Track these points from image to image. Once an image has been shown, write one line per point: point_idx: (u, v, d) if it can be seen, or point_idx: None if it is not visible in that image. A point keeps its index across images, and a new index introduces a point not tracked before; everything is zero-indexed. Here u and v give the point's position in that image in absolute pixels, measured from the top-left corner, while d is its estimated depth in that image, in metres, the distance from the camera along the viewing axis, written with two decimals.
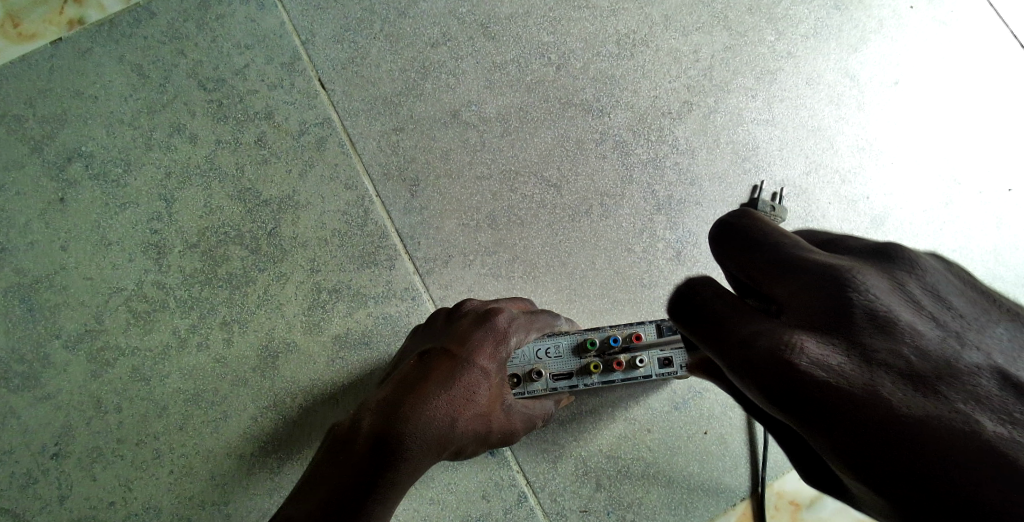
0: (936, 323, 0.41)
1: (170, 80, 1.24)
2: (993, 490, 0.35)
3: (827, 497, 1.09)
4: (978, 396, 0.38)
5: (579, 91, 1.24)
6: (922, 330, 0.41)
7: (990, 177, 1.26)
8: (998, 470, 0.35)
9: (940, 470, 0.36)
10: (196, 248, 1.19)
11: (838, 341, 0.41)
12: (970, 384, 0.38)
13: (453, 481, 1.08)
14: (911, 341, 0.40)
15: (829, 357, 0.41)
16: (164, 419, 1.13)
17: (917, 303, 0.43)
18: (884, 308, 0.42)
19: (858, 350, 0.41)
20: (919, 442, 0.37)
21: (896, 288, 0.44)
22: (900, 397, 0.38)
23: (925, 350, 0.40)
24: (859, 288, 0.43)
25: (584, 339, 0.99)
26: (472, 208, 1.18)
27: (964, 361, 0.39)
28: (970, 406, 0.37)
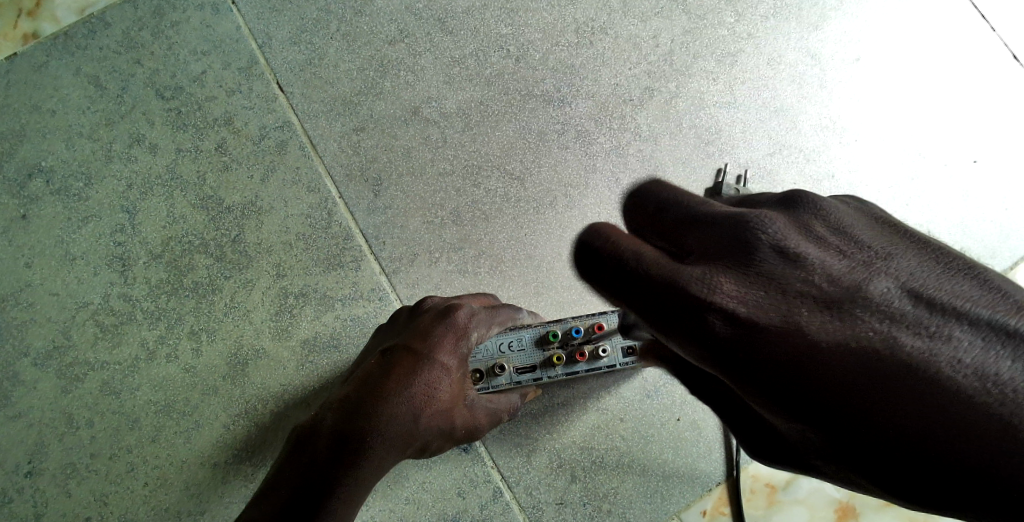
0: (849, 253, 0.42)
1: (128, 90, 1.23)
2: (932, 425, 0.35)
3: (802, 477, 1.09)
4: (892, 315, 0.38)
5: (540, 82, 1.23)
6: (830, 263, 0.42)
7: (956, 150, 1.26)
8: (934, 402, 0.35)
9: (883, 414, 0.36)
10: (161, 259, 1.18)
11: (744, 277, 0.43)
12: (882, 304, 0.39)
13: (428, 480, 1.07)
14: (818, 265, 0.42)
15: (731, 291, 0.42)
16: (136, 432, 1.12)
17: (828, 235, 0.44)
18: (792, 242, 0.43)
19: (766, 280, 0.42)
20: (881, 388, 0.37)
21: (807, 229, 0.45)
22: (819, 328, 0.39)
23: (838, 278, 0.41)
24: (760, 227, 0.44)
25: (546, 331, 0.98)
26: (436, 205, 1.18)
27: (874, 285, 0.40)
28: (893, 328, 0.38)
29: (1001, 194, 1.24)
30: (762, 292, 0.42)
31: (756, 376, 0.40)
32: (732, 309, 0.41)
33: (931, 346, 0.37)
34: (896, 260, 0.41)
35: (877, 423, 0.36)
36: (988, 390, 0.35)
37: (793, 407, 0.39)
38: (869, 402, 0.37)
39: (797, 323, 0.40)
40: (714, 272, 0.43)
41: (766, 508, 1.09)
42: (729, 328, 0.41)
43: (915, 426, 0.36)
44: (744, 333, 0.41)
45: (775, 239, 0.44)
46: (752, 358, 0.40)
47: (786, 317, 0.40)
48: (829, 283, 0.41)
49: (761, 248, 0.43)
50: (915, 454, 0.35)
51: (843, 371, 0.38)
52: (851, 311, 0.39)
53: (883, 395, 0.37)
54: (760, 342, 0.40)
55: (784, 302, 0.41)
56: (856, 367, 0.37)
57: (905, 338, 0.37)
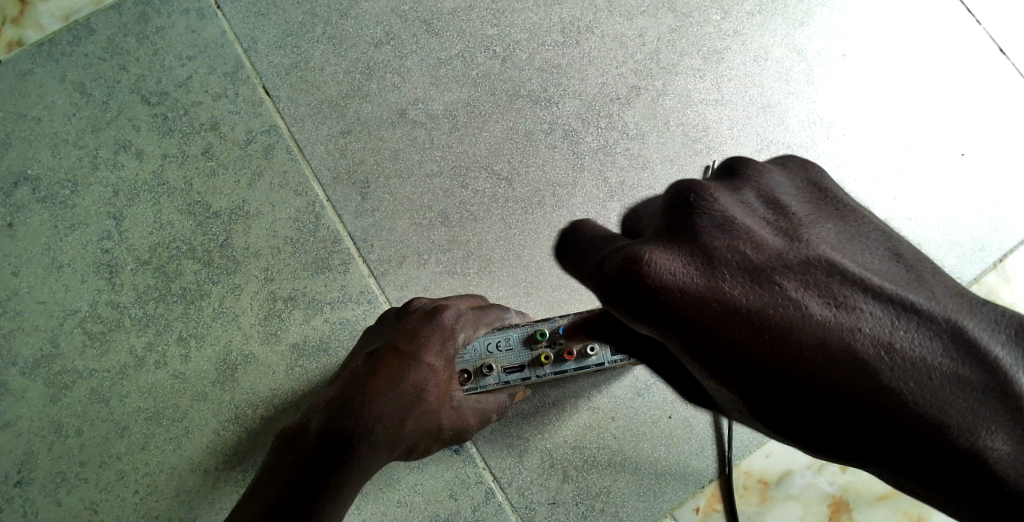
0: (777, 223, 0.42)
1: (113, 97, 1.22)
2: (876, 409, 0.37)
3: (795, 474, 1.09)
4: (810, 282, 0.39)
5: (526, 82, 1.23)
6: (760, 230, 0.42)
7: (944, 142, 1.26)
8: (868, 387, 0.37)
9: (834, 402, 0.37)
10: (148, 265, 1.17)
11: (684, 247, 0.42)
12: (802, 271, 0.39)
13: (419, 482, 1.07)
14: (750, 237, 0.41)
15: (672, 263, 0.41)
16: (126, 439, 1.12)
17: (757, 207, 0.43)
18: (728, 213, 0.43)
19: (704, 250, 0.41)
20: (830, 375, 0.37)
21: (738, 199, 0.44)
22: (750, 300, 0.39)
23: (763, 244, 0.41)
24: (703, 199, 0.43)
25: (534, 331, 0.97)
26: (424, 207, 1.18)
27: (797, 253, 0.40)
28: (811, 299, 0.39)
29: (989, 186, 1.25)
30: (701, 266, 0.41)
31: (712, 357, 0.40)
32: (674, 281, 0.40)
33: (839, 317, 0.38)
34: (817, 229, 0.42)
35: (831, 398, 0.37)
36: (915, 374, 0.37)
37: (739, 381, 0.40)
38: (822, 380, 0.37)
39: (733, 295, 0.39)
40: (654, 250, 0.42)
41: (759, 504, 1.08)
42: (674, 300, 0.40)
43: (866, 415, 0.37)
44: (685, 305, 0.40)
45: (712, 213, 0.43)
46: (702, 335, 0.40)
47: (719, 291, 0.40)
48: (759, 251, 0.40)
49: (703, 219, 0.42)
50: (878, 439, 0.37)
51: (788, 346, 0.38)
52: (775, 280, 0.39)
53: (850, 386, 0.37)
54: (702, 312, 0.40)
55: (720, 274, 0.40)
56: (798, 342, 0.38)
57: (821, 308, 0.38)
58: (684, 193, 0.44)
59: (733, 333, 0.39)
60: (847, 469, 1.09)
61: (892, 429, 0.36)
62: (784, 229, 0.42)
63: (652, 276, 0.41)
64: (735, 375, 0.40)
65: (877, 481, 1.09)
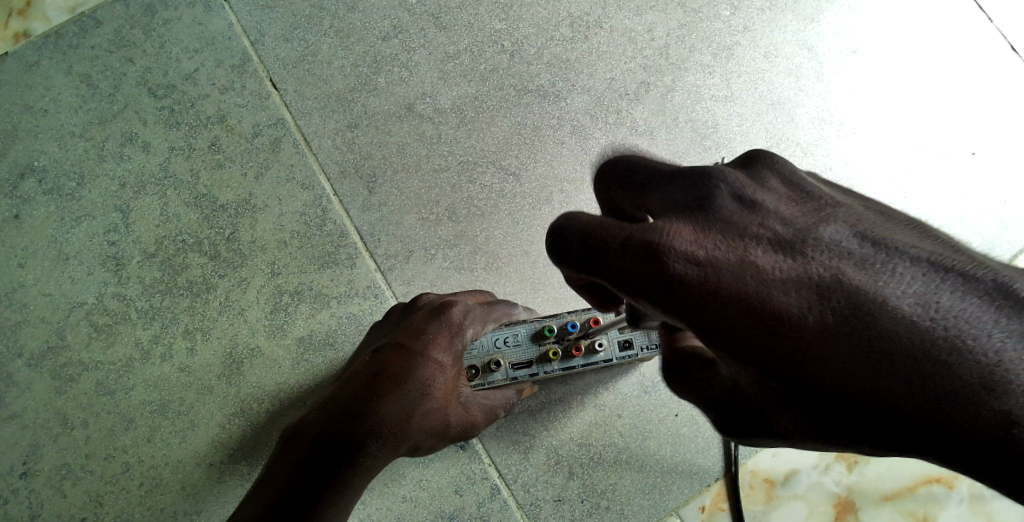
0: (802, 202, 0.41)
1: (120, 89, 1.22)
2: (928, 391, 0.33)
3: (801, 473, 1.09)
4: (839, 252, 0.37)
5: (534, 77, 1.23)
6: (780, 208, 0.41)
7: (955, 142, 1.25)
8: (921, 366, 0.33)
9: (878, 382, 0.34)
10: (154, 258, 1.17)
11: (703, 224, 0.41)
12: (831, 242, 0.38)
13: (425, 478, 1.06)
14: (774, 213, 0.41)
15: (692, 238, 0.40)
16: (131, 432, 1.12)
17: (780, 188, 0.43)
18: (752, 194, 0.42)
19: (729, 226, 0.40)
20: (870, 351, 0.34)
21: (760, 182, 0.44)
22: (776, 269, 0.37)
23: (787, 220, 0.40)
24: (720, 179, 0.43)
25: (541, 327, 0.98)
26: (431, 202, 1.17)
27: (822, 229, 0.38)
28: (841, 266, 0.36)
29: (1000, 187, 1.24)
30: (725, 238, 0.40)
31: (735, 337, 0.38)
32: (692, 255, 0.39)
33: (876, 282, 0.35)
34: (841, 210, 0.40)
35: (832, 394, 0.36)
36: (966, 333, 0.33)
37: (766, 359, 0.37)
38: (862, 357, 0.34)
39: (757, 265, 0.38)
40: (671, 226, 0.41)
41: (765, 503, 1.08)
42: (694, 272, 0.39)
43: (910, 396, 0.33)
44: (703, 277, 0.38)
45: (735, 191, 0.42)
46: (724, 309, 0.37)
47: (738, 262, 0.38)
48: (785, 226, 0.39)
49: (722, 196, 0.42)
50: (923, 424, 0.33)
51: (820, 320, 0.35)
52: (799, 250, 0.38)
53: (892, 364, 0.34)
54: (718, 286, 0.38)
55: (746, 246, 0.39)
56: (832, 312, 0.35)
57: (855, 273, 0.36)
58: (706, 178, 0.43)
59: (762, 303, 0.37)
60: (854, 469, 1.09)
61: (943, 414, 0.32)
62: (810, 206, 0.41)
63: (670, 249, 0.40)
64: (760, 358, 0.37)
65: (883, 481, 1.09)
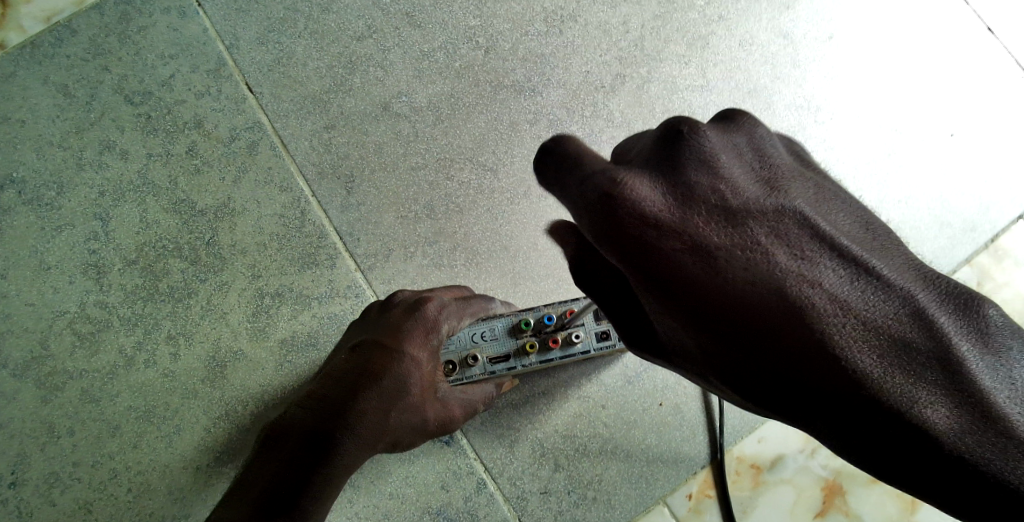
0: (760, 171, 0.44)
1: (97, 98, 1.22)
2: (823, 371, 0.38)
3: (787, 457, 1.09)
4: (777, 235, 0.41)
5: (510, 72, 1.23)
6: (737, 176, 0.44)
7: (933, 123, 1.25)
8: (819, 350, 0.38)
9: (781, 355, 0.39)
10: (135, 265, 1.17)
11: (662, 179, 0.44)
12: (773, 222, 0.41)
13: (411, 474, 1.07)
14: (729, 181, 0.43)
15: (655, 195, 0.43)
16: (117, 438, 1.12)
17: (746, 152, 0.45)
18: (713, 152, 0.45)
19: (687, 190, 0.43)
20: (779, 330, 0.39)
21: (731, 141, 0.46)
22: (712, 238, 0.41)
23: (738, 192, 0.43)
24: (693, 133, 0.45)
25: (518, 320, 0.98)
26: (409, 200, 1.17)
27: (770, 205, 0.42)
28: (772, 249, 0.40)
29: (980, 167, 1.24)
30: (678, 207, 0.43)
31: (658, 292, 0.43)
32: (644, 210, 0.43)
33: (801, 269, 0.40)
34: (798, 187, 0.43)
35: (753, 361, 0.40)
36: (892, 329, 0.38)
37: (701, 317, 0.41)
38: (769, 331, 0.39)
39: (698, 232, 0.42)
40: (631, 177, 0.45)
41: (752, 489, 1.08)
42: (637, 223, 0.42)
43: (804, 374, 0.38)
44: (645, 233, 0.42)
45: (697, 152, 0.45)
46: (657, 265, 0.42)
47: (683, 225, 0.42)
48: (736, 196, 0.43)
49: (689, 152, 0.45)
50: (802, 396, 0.39)
51: (740, 293, 0.40)
52: (740, 226, 0.41)
53: (795, 345, 0.39)
54: (654, 244, 0.42)
55: (692, 208, 0.43)
56: (756, 289, 0.40)
57: (787, 259, 0.40)
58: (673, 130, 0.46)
59: (690, 273, 0.41)
60: (839, 453, 1.09)
61: (825, 394, 0.38)
62: (765, 177, 0.44)
63: (624, 199, 0.43)
64: (678, 316, 0.43)
65: None
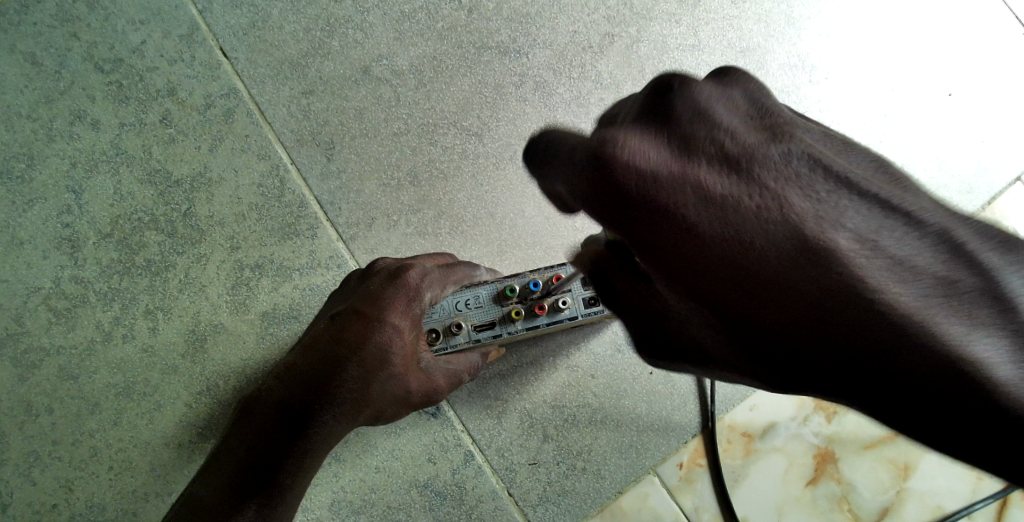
0: (757, 119, 0.40)
1: (65, 66, 1.17)
2: (861, 329, 0.34)
3: (779, 425, 1.07)
4: (787, 177, 0.37)
5: (494, 33, 1.18)
6: (736, 123, 0.40)
7: (930, 82, 1.21)
8: (854, 305, 0.34)
9: (816, 320, 0.34)
10: (110, 238, 1.14)
11: (650, 137, 0.40)
12: (779, 166, 0.37)
13: (397, 447, 1.04)
14: (726, 127, 0.39)
15: (638, 151, 0.39)
16: (97, 416, 1.09)
17: (742, 105, 0.42)
18: (706, 104, 0.41)
19: (681, 141, 0.39)
20: (814, 288, 0.34)
21: (727, 96, 0.43)
22: (715, 184, 0.37)
23: (738, 137, 0.39)
24: (681, 90, 0.42)
25: (503, 287, 0.95)
26: (392, 166, 1.14)
27: (777, 149, 0.38)
28: (781, 188, 0.36)
29: (979, 128, 1.21)
30: (670, 146, 0.39)
31: (665, 260, 0.38)
32: (639, 165, 0.39)
33: (818, 208, 0.36)
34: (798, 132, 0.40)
35: (788, 329, 0.35)
36: (926, 279, 0.34)
37: (705, 299, 0.37)
38: (800, 289, 0.35)
39: (702, 180, 0.37)
40: (617, 135, 0.41)
41: (744, 457, 1.06)
42: (634, 182, 0.38)
43: (843, 336, 0.34)
44: (639, 190, 0.38)
45: (693, 98, 0.42)
46: (658, 223, 0.37)
47: (681, 174, 0.38)
48: (736, 141, 0.38)
49: (679, 104, 0.42)
50: (849, 364, 0.34)
51: (761, 248, 0.35)
52: (746, 169, 0.37)
53: (827, 302, 0.34)
54: (651, 201, 0.38)
55: (690, 158, 0.38)
56: (774, 239, 0.35)
57: (801, 202, 0.36)
58: (667, 86, 0.43)
59: (694, 231, 0.37)
60: (833, 420, 1.07)
61: (866, 360, 0.33)
62: (765, 125, 0.40)
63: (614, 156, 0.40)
64: (696, 286, 0.37)
65: (864, 430, 1.07)
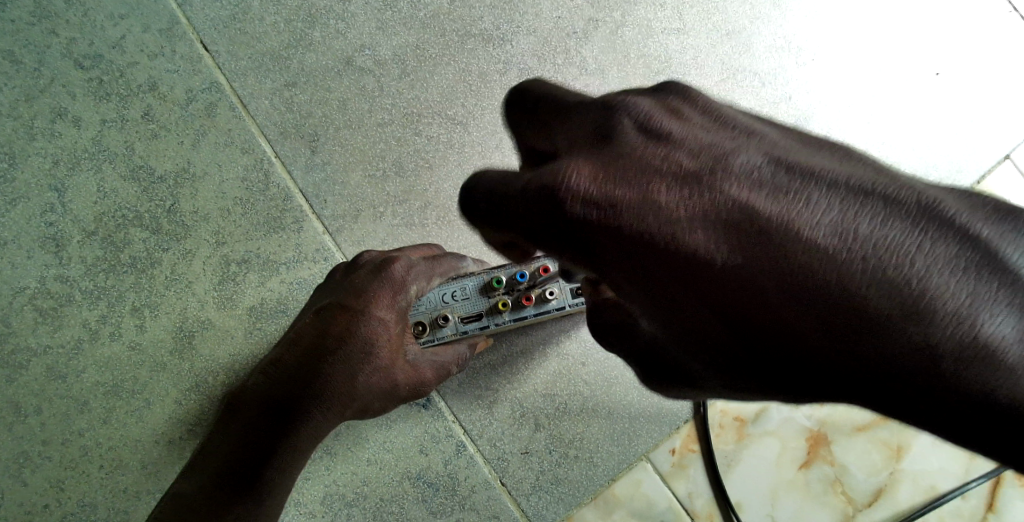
0: (717, 127, 0.45)
1: (45, 63, 1.15)
2: (822, 322, 0.38)
3: (771, 409, 1.06)
4: (752, 181, 0.41)
5: (477, 20, 1.16)
6: (694, 135, 0.45)
7: (918, 62, 1.20)
8: (820, 297, 0.38)
9: (785, 311, 0.39)
10: (95, 236, 1.12)
11: (600, 163, 0.45)
12: (741, 175, 0.42)
13: (388, 440, 1.04)
14: (679, 144, 0.45)
15: (589, 180, 0.44)
16: (86, 415, 1.09)
17: (695, 117, 0.47)
18: (656, 120, 0.47)
19: (637, 162, 0.44)
20: (783, 280, 0.39)
21: (678, 111, 0.48)
22: (672, 200, 0.42)
23: (694, 152, 0.44)
24: (629, 110, 0.48)
25: (490, 279, 0.93)
26: (377, 157, 1.13)
27: (735, 159, 0.42)
28: (745, 192, 0.41)
29: (966, 108, 1.20)
30: (626, 174, 0.44)
31: (640, 273, 0.43)
32: (594, 195, 0.43)
33: (783, 207, 0.40)
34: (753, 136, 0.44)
35: (762, 327, 0.40)
36: (881, 262, 0.38)
37: (685, 304, 0.42)
38: (767, 280, 0.39)
39: (662, 200, 0.42)
40: (572, 163, 0.45)
41: (736, 442, 1.06)
42: (595, 213, 0.43)
43: (806, 325, 0.38)
44: (603, 215, 0.43)
45: (642, 119, 0.47)
46: (627, 242, 0.42)
47: (642, 194, 0.43)
48: (693, 156, 0.44)
49: (630, 125, 0.47)
50: (823, 355, 0.38)
51: (730, 251, 0.40)
52: (704, 180, 0.42)
53: (798, 298, 0.38)
54: (617, 222, 0.43)
55: (648, 178, 0.43)
56: (741, 241, 0.40)
57: (765, 203, 0.40)
58: (611, 106, 0.49)
59: (663, 241, 0.41)
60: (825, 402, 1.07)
61: (839, 349, 0.38)
62: (723, 134, 0.45)
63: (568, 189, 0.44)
64: (668, 293, 0.42)
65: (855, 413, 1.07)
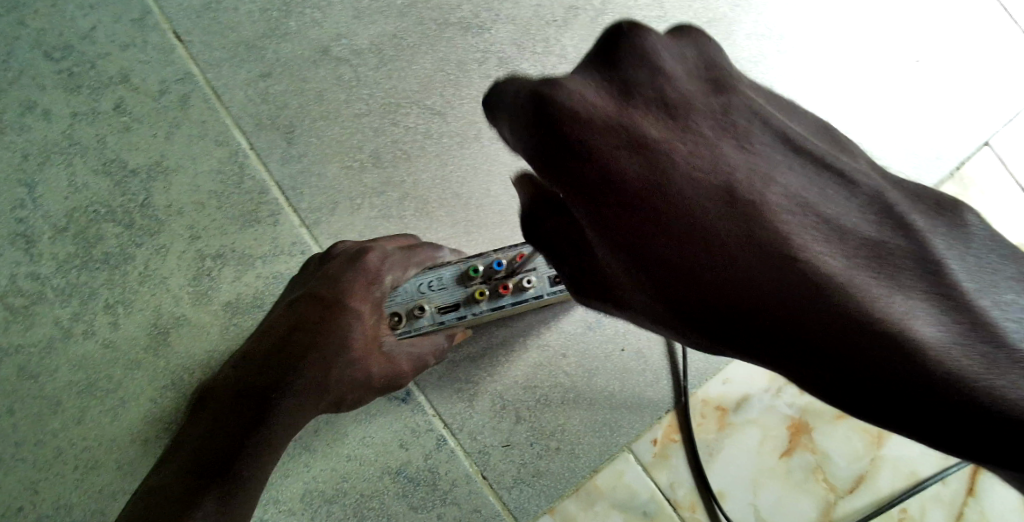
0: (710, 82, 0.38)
1: (13, 55, 1.13)
2: (786, 292, 0.30)
3: (753, 397, 1.06)
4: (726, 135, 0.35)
5: (456, 8, 1.15)
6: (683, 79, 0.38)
7: (895, 50, 1.20)
8: (781, 261, 0.31)
9: (742, 274, 0.31)
10: (67, 232, 1.10)
11: (595, 83, 0.38)
12: (719, 127, 0.35)
13: (367, 435, 1.03)
14: (669, 79, 0.37)
15: (581, 92, 0.37)
16: (60, 415, 1.07)
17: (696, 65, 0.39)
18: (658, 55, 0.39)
19: (622, 87, 0.37)
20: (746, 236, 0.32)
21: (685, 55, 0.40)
22: (645, 132, 0.35)
23: (679, 95, 0.37)
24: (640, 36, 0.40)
25: (467, 267, 0.88)
26: (354, 148, 1.11)
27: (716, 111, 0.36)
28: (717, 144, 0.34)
29: (946, 95, 1.20)
30: (615, 96, 0.37)
31: (587, 205, 0.36)
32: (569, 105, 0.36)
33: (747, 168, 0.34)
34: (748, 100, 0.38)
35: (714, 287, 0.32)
36: (850, 240, 0.31)
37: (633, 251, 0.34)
38: (728, 238, 0.32)
39: (635, 129, 0.35)
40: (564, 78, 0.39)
41: (718, 431, 1.06)
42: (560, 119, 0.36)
43: (765, 291, 0.31)
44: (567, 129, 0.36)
45: (649, 52, 0.39)
46: (579, 167, 0.35)
47: (620, 120, 0.35)
48: (675, 98, 0.36)
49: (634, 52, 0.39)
50: (765, 321, 0.31)
51: (688, 201, 0.33)
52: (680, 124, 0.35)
53: (758, 258, 0.31)
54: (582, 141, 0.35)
55: (627, 106, 0.36)
56: (705, 190, 0.33)
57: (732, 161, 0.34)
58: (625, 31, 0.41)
59: (614, 171, 0.34)
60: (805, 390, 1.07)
61: (789, 320, 0.30)
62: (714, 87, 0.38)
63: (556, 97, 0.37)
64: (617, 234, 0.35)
65: None
